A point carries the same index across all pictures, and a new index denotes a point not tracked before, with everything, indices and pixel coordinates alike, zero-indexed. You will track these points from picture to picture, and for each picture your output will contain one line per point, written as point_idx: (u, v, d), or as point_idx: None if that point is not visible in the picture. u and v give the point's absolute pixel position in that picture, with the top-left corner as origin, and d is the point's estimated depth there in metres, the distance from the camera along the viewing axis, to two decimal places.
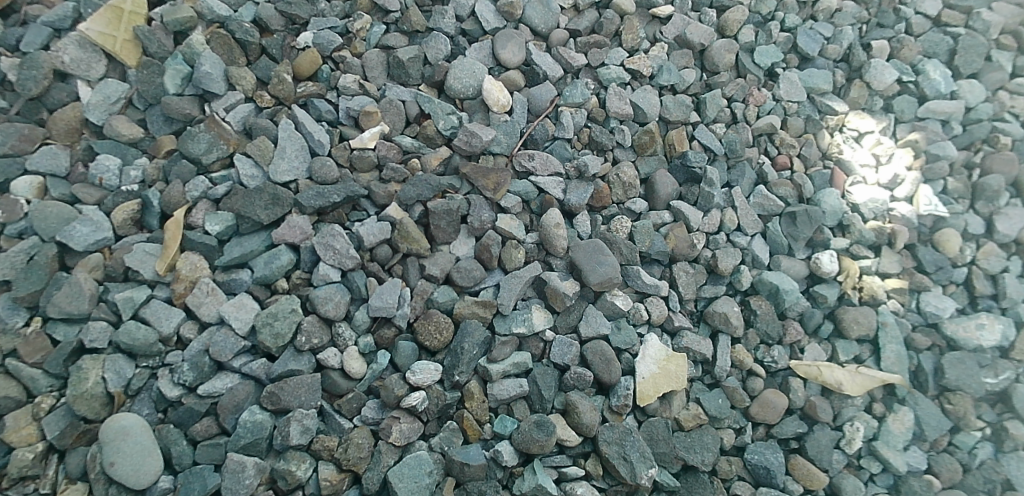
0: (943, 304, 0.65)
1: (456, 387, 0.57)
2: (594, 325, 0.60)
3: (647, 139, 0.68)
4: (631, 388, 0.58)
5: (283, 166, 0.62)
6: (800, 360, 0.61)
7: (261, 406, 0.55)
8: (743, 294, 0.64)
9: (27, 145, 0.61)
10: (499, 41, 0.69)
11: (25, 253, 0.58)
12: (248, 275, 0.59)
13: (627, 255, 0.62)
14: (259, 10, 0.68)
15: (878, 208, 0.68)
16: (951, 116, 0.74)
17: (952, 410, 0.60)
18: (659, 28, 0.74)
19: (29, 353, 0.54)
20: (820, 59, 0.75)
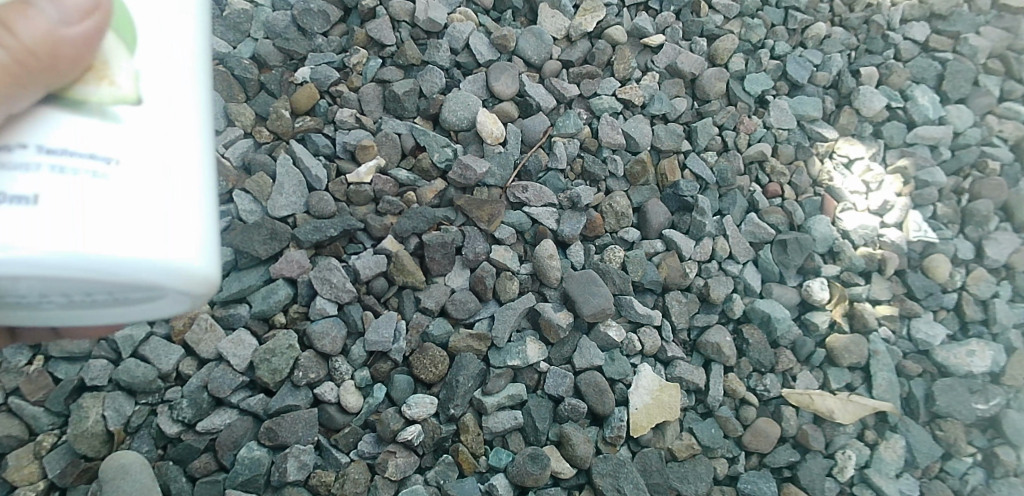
0: (934, 330, 0.65)
1: (451, 420, 0.57)
2: (587, 356, 0.60)
3: (639, 169, 0.68)
4: (625, 419, 0.58)
5: (281, 201, 0.63)
6: (793, 388, 0.62)
7: (259, 442, 0.56)
8: (735, 322, 0.64)
9: None
10: (493, 73, 0.70)
11: None
12: (246, 310, 0.59)
13: (620, 285, 0.63)
14: (257, 46, 0.69)
15: (868, 234, 0.69)
16: (939, 141, 0.75)
17: (943, 437, 0.61)
18: (651, 57, 0.74)
19: (31, 392, 0.55)
20: (809, 87, 0.76)
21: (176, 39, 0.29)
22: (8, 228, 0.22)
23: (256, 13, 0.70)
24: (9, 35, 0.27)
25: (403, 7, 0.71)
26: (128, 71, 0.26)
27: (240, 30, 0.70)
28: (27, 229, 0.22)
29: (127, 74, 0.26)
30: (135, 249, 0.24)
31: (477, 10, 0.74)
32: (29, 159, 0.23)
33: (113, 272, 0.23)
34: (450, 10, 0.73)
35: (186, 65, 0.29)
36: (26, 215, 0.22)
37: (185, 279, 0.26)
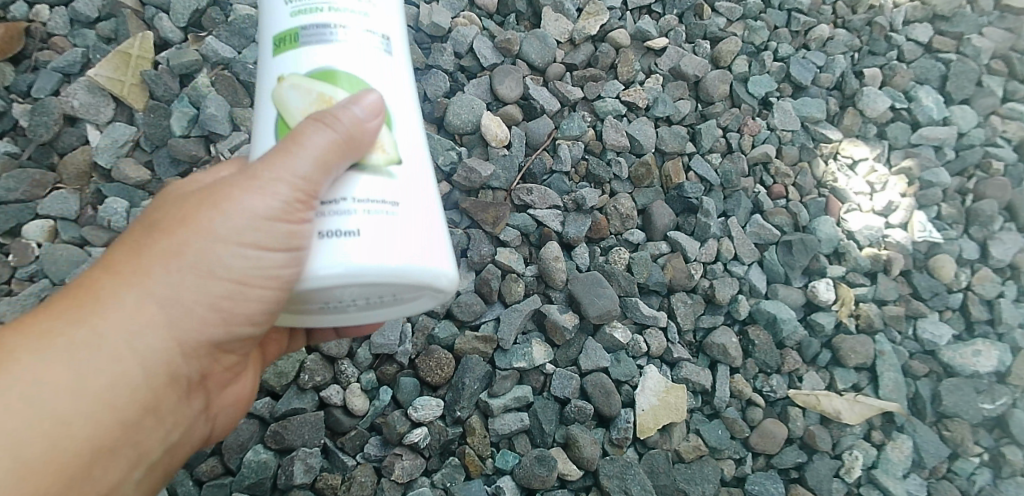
0: (940, 330, 0.65)
1: (457, 423, 0.58)
2: (594, 358, 0.60)
3: (643, 171, 0.68)
4: (631, 420, 0.58)
5: None
6: (799, 389, 0.62)
7: (265, 445, 0.56)
8: (741, 323, 0.64)
9: (38, 190, 0.62)
10: (497, 76, 0.70)
11: (35, 296, 0.58)
12: None
13: (625, 287, 0.63)
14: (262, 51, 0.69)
15: (874, 234, 0.68)
16: (943, 142, 0.74)
17: (950, 437, 0.61)
18: (654, 60, 0.75)
19: None
20: (813, 88, 0.76)
21: (406, 109, 0.38)
22: (343, 249, 0.32)
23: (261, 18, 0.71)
24: (334, 121, 0.32)
25: (407, 12, 0.71)
26: (391, 138, 0.36)
27: (245, 35, 0.70)
28: (361, 250, 0.32)
29: (390, 142, 0.36)
30: (417, 263, 0.33)
31: (481, 15, 0.74)
32: (346, 205, 0.33)
33: (404, 276, 0.33)
34: (454, 14, 0.73)
35: (415, 131, 0.39)
36: (355, 242, 0.32)
37: (442, 280, 0.35)
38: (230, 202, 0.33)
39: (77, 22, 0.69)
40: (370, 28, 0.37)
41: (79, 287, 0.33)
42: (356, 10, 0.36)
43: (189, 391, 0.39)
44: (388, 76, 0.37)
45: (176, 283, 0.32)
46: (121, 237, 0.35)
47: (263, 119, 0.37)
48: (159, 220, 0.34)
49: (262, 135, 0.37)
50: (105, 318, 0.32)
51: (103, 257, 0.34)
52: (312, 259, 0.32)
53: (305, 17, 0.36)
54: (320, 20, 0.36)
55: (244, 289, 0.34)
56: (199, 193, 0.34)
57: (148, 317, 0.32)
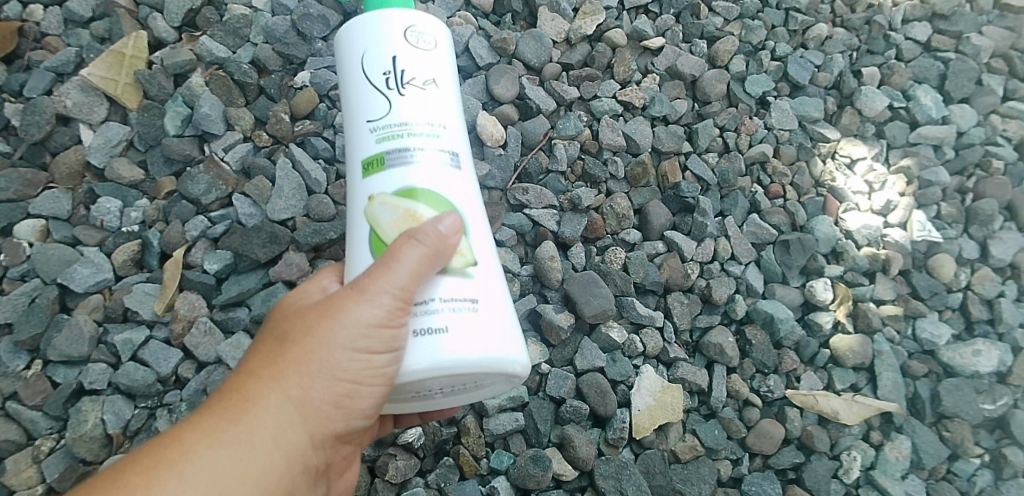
0: (939, 330, 0.64)
1: (452, 423, 0.57)
2: (589, 357, 0.60)
3: (640, 170, 0.68)
4: (627, 420, 0.58)
5: (281, 204, 0.63)
6: (796, 389, 0.61)
7: None
8: (738, 323, 0.64)
9: (30, 189, 0.62)
10: (493, 75, 0.69)
11: (27, 295, 0.59)
12: (246, 313, 0.60)
13: (621, 286, 0.62)
14: (257, 51, 0.69)
15: (872, 233, 0.67)
16: (942, 141, 0.74)
17: (950, 437, 0.60)
18: (651, 59, 0.74)
19: (29, 396, 0.55)
20: (810, 87, 0.75)
21: (476, 212, 0.44)
22: (438, 347, 0.38)
23: (256, 18, 0.71)
24: (421, 236, 0.38)
25: None
26: (467, 243, 0.42)
27: (239, 35, 0.70)
28: (453, 348, 0.38)
29: (467, 247, 0.42)
30: (492, 352, 0.39)
31: (477, 14, 0.74)
32: (434, 306, 0.38)
33: (482, 364, 0.38)
34: (450, 14, 0.73)
35: (484, 232, 0.44)
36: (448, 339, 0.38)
37: (520, 365, 0.41)
38: (346, 314, 0.37)
39: (72, 22, 0.70)
40: (441, 148, 0.43)
41: (223, 393, 0.38)
42: (429, 135, 0.43)
43: (315, 476, 0.42)
44: (459, 187, 0.43)
45: (303, 386, 0.37)
46: (257, 347, 0.40)
47: (358, 234, 0.43)
48: (287, 333, 0.39)
49: (357, 249, 0.43)
50: (254, 416, 0.36)
51: (239, 366, 0.39)
52: (408, 356, 0.37)
53: (389, 145, 0.42)
54: (400, 146, 0.42)
55: (360, 387, 0.38)
56: (317, 305, 0.39)
57: (284, 416, 0.37)
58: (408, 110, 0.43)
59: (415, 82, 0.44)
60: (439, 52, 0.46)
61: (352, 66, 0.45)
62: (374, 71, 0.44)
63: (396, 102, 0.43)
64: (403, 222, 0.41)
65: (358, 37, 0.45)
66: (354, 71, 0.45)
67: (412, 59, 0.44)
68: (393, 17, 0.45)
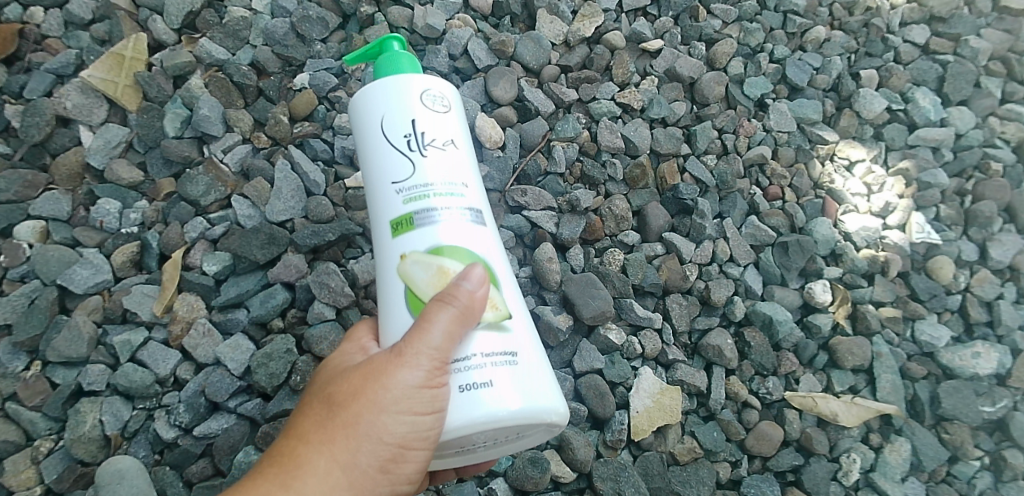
0: (939, 332, 0.64)
1: None
2: (588, 359, 0.59)
3: (638, 172, 0.68)
4: (625, 422, 0.58)
5: (280, 206, 0.63)
6: (795, 391, 0.61)
7: (256, 447, 0.55)
8: (737, 325, 0.64)
9: (30, 190, 0.63)
10: (491, 78, 0.70)
11: (27, 296, 0.59)
12: (244, 315, 0.60)
13: (620, 288, 0.62)
14: (256, 53, 0.70)
15: (870, 236, 0.68)
16: (941, 143, 0.74)
17: (949, 439, 0.60)
18: (650, 62, 0.74)
19: (28, 397, 0.55)
20: (809, 89, 0.75)
21: (502, 263, 0.45)
22: (485, 401, 0.38)
23: (256, 20, 0.71)
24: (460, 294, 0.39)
25: (401, 14, 0.72)
26: (499, 296, 0.42)
27: (239, 37, 0.70)
28: (500, 401, 0.38)
29: (499, 300, 0.42)
30: (534, 402, 0.39)
31: (476, 17, 0.74)
32: (473, 361, 0.39)
33: (526, 415, 0.39)
34: (449, 17, 0.73)
35: (511, 283, 0.45)
36: (494, 393, 0.38)
37: (561, 412, 0.42)
38: (389, 379, 0.38)
39: (72, 24, 0.70)
40: (466, 204, 0.44)
41: (273, 457, 0.39)
42: (454, 194, 0.43)
43: None
44: (486, 240, 0.44)
45: (352, 450, 0.38)
46: (305, 410, 0.41)
47: (391, 293, 0.43)
48: (334, 397, 0.40)
49: (392, 309, 0.43)
50: (304, 482, 0.37)
51: (288, 429, 0.40)
52: (451, 414, 0.38)
53: (417, 205, 0.42)
54: (428, 206, 0.42)
55: (406, 451, 0.38)
56: (358, 369, 0.40)
57: (333, 481, 0.37)
58: (431, 169, 0.44)
59: (435, 143, 0.45)
60: (452, 112, 0.47)
61: (372, 130, 0.46)
62: (395, 135, 0.45)
63: (420, 163, 0.44)
64: (436, 281, 0.41)
65: (377, 102, 0.46)
66: (375, 134, 0.46)
67: (430, 121, 0.45)
68: (410, 81, 0.46)
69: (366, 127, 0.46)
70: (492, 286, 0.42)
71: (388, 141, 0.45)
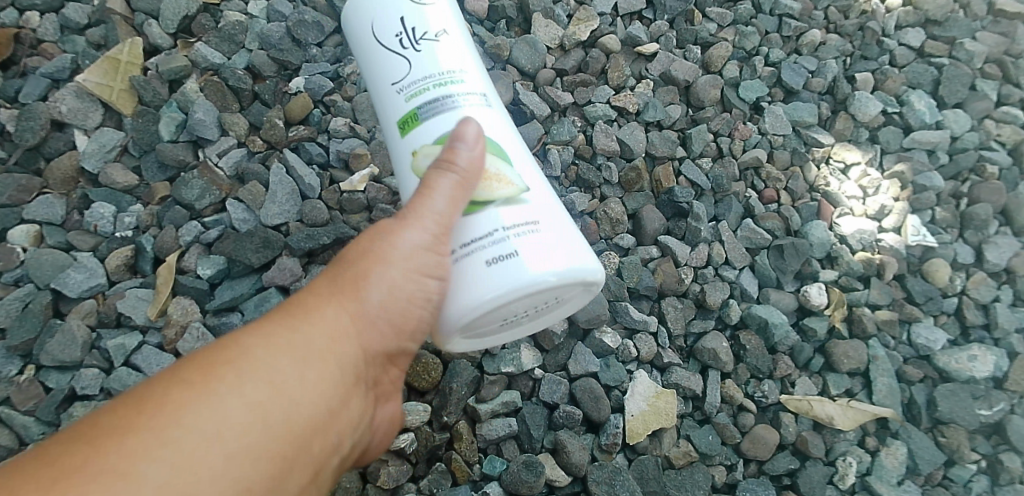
0: (935, 335, 0.64)
1: (444, 428, 0.57)
2: (582, 363, 0.59)
3: (634, 175, 0.68)
4: (620, 426, 0.57)
5: (274, 209, 0.63)
6: (791, 394, 0.61)
7: None
8: (732, 328, 0.63)
9: (24, 194, 0.63)
10: (487, 81, 0.70)
11: (21, 300, 0.58)
12: (238, 318, 0.59)
13: (615, 291, 0.62)
14: (252, 57, 0.70)
15: (867, 238, 0.67)
16: (936, 146, 0.74)
17: (946, 443, 0.59)
18: (645, 65, 0.74)
19: (21, 401, 0.55)
20: (805, 92, 0.75)
21: (514, 142, 0.43)
22: (514, 267, 0.36)
23: (251, 24, 0.71)
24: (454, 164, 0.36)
25: None
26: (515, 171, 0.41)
27: (234, 41, 0.70)
28: (530, 261, 0.37)
29: (517, 176, 0.41)
30: (567, 266, 0.38)
31: (472, 20, 0.74)
32: (497, 230, 0.38)
33: (560, 277, 0.37)
34: None
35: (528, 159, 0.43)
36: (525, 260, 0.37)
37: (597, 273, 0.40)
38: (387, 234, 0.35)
39: (68, 29, 0.70)
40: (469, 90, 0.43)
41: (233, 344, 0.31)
42: (455, 81, 0.42)
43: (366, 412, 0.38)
44: (494, 120, 0.42)
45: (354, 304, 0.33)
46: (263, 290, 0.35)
47: (409, 192, 0.42)
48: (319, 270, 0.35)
49: (413, 204, 0.42)
50: (303, 331, 0.31)
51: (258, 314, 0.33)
52: (482, 282, 0.36)
53: (420, 100, 0.42)
54: (432, 98, 0.42)
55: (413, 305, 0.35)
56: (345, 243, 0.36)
57: (335, 328, 0.32)
58: (429, 61, 0.43)
59: (429, 34, 0.43)
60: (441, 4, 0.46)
61: (365, 42, 0.45)
62: (388, 36, 0.44)
63: (417, 57, 0.43)
64: None
65: (365, 17, 0.45)
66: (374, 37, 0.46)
67: (420, 14, 0.44)
68: None
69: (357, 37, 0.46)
70: (508, 161, 0.41)
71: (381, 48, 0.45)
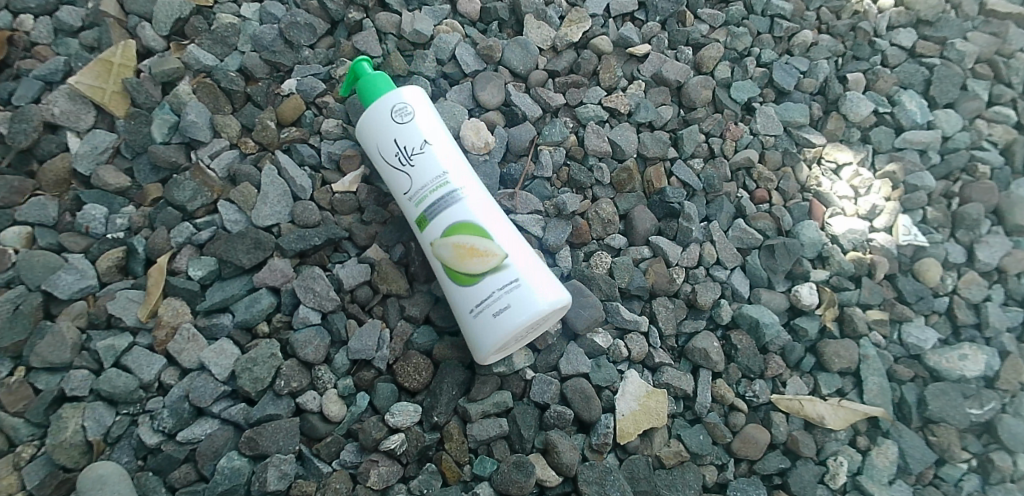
0: (925, 334, 0.64)
1: (435, 428, 0.57)
2: (574, 363, 0.59)
3: (625, 176, 0.68)
4: (611, 425, 0.57)
5: (266, 211, 0.63)
6: (782, 394, 0.61)
7: (239, 452, 0.55)
8: (724, 328, 0.63)
9: (17, 196, 0.63)
10: (479, 83, 0.70)
11: (12, 302, 0.58)
12: (229, 320, 0.59)
13: (606, 291, 0.62)
14: (244, 59, 0.70)
15: (857, 238, 0.67)
16: (928, 146, 0.74)
17: (936, 442, 0.60)
18: (637, 66, 0.74)
19: (11, 403, 0.54)
20: (796, 93, 0.75)
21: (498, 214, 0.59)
22: (507, 320, 0.54)
23: (244, 27, 0.71)
24: None
25: (390, 19, 0.72)
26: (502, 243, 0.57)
27: (227, 44, 0.71)
28: (521, 313, 0.54)
29: (497, 246, 0.56)
30: (543, 305, 0.54)
31: (464, 23, 0.75)
32: (498, 294, 0.55)
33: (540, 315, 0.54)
34: (436, 22, 0.73)
35: (508, 228, 0.58)
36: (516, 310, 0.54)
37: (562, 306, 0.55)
38: None
39: (62, 31, 0.71)
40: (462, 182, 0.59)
41: None
42: (451, 179, 0.59)
43: None
44: (482, 204, 0.59)
45: None
46: None
47: (438, 272, 0.59)
48: None
49: (443, 280, 0.58)
50: None
51: None
52: (487, 333, 0.54)
53: (423, 206, 0.58)
54: (432, 204, 0.58)
55: None
56: None
57: None
58: (428, 169, 0.59)
59: (411, 148, 0.60)
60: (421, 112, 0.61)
61: (375, 159, 0.62)
62: (387, 155, 0.61)
63: (410, 172, 0.59)
64: (456, 250, 0.56)
65: (361, 138, 0.62)
66: (374, 157, 0.62)
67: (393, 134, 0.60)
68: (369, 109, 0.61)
69: (383, 145, 0.61)
70: (490, 236, 0.57)
71: (396, 152, 0.60)
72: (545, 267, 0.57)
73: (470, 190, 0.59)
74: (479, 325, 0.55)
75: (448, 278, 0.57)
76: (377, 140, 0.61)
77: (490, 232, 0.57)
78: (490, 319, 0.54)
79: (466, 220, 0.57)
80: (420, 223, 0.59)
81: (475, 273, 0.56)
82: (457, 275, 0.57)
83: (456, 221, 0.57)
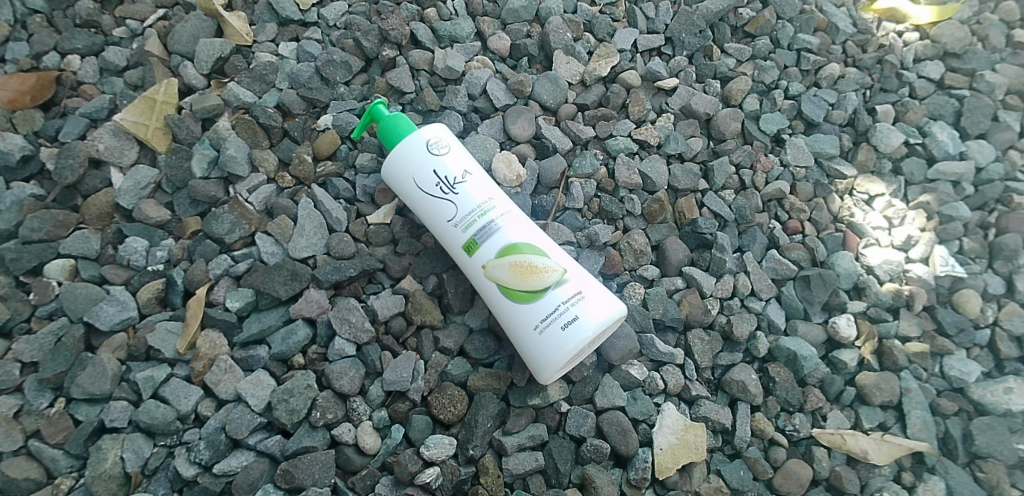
0: (968, 367, 0.63)
1: (470, 462, 0.56)
2: (609, 396, 0.59)
3: (656, 207, 0.68)
4: (649, 460, 0.56)
5: (302, 242, 0.64)
6: (823, 428, 0.59)
7: (275, 485, 0.55)
8: (761, 361, 0.63)
9: (62, 230, 0.64)
10: (510, 116, 0.71)
11: (54, 334, 0.60)
12: (265, 351, 0.60)
13: (640, 323, 0.62)
14: (282, 96, 0.72)
15: (893, 269, 0.67)
16: (962, 176, 0.74)
17: (985, 478, 0.58)
18: (665, 99, 0.75)
19: (51, 434, 0.55)
20: (825, 124, 0.76)
21: (544, 237, 0.61)
22: (580, 332, 0.55)
23: (282, 65, 0.74)
24: None
25: (423, 57, 0.74)
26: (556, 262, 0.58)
27: (266, 81, 0.73)
28: (592, 326, 0.55)
29: (552, 265, 0.58)
30: (606, 316, 0.56)
31: (494, 59, 0.76)
32: (563, 309, 0.56)
33: (605, 324, 0.56)
34: (468, 59, 0.75)
35: (557, 248, 0.60)
36: (585, 322, 0.55)
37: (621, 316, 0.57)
38: None
39: (107, 71, 0.73)
40: (508, 209, 0.60)
41: None
42: (496, 206, 0.60)
43: None
44: (529, 226, 0.60)
45: None
46: None
47: (491, 294, 0.59)
48: None
49: (498, 302, 0.59)
50: None
51: None
52: (559, 347, 0.55)
53: (473, 230, 0.59)
54: (483, 227, 0.59)
55: None
56: None
57: None
58: (473, 196, 0.60)
59: (451, 178, 0.61)
60: (456, 147, 0.63)
61: (412, 190, 0.62)
62: (427, 186, 0.61)
63: (455, 199, 0.60)
64: (514, 270, 0.57)
65: (396, 171, 0.62)
66: (410, 189, 0.62)
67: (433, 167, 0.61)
68: (403, 145, 0.62)
69: (420, 178, 0.61)
70: (544, 255, 0.58)
71: (436, 182, 0.61)
72: (598, 281, 0.60)
73: (513, 216, 0.60)
74: (547, 342, 0.56)
75: (505, 298, 0.58)
76: (414, 172, 0.61)
77: (544, 249, 0.59)
78: (559, 333, 0.55)
79: (518, 241, 0.59)
80: (470, 248, 0.59)
81: (536, 289, 0.57)
82: (516, 295, 0.57)
83: (509, 241, 0.59)
